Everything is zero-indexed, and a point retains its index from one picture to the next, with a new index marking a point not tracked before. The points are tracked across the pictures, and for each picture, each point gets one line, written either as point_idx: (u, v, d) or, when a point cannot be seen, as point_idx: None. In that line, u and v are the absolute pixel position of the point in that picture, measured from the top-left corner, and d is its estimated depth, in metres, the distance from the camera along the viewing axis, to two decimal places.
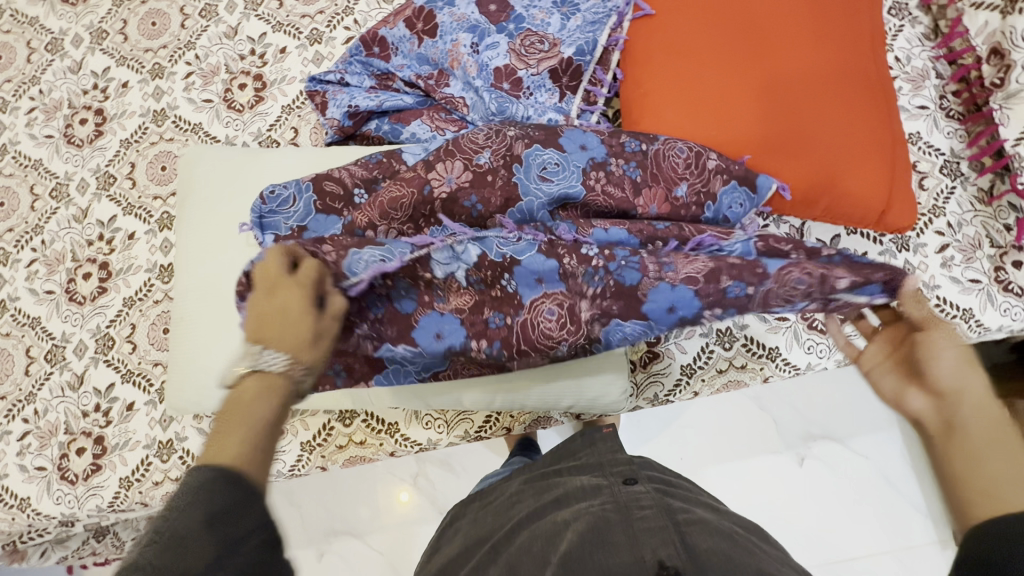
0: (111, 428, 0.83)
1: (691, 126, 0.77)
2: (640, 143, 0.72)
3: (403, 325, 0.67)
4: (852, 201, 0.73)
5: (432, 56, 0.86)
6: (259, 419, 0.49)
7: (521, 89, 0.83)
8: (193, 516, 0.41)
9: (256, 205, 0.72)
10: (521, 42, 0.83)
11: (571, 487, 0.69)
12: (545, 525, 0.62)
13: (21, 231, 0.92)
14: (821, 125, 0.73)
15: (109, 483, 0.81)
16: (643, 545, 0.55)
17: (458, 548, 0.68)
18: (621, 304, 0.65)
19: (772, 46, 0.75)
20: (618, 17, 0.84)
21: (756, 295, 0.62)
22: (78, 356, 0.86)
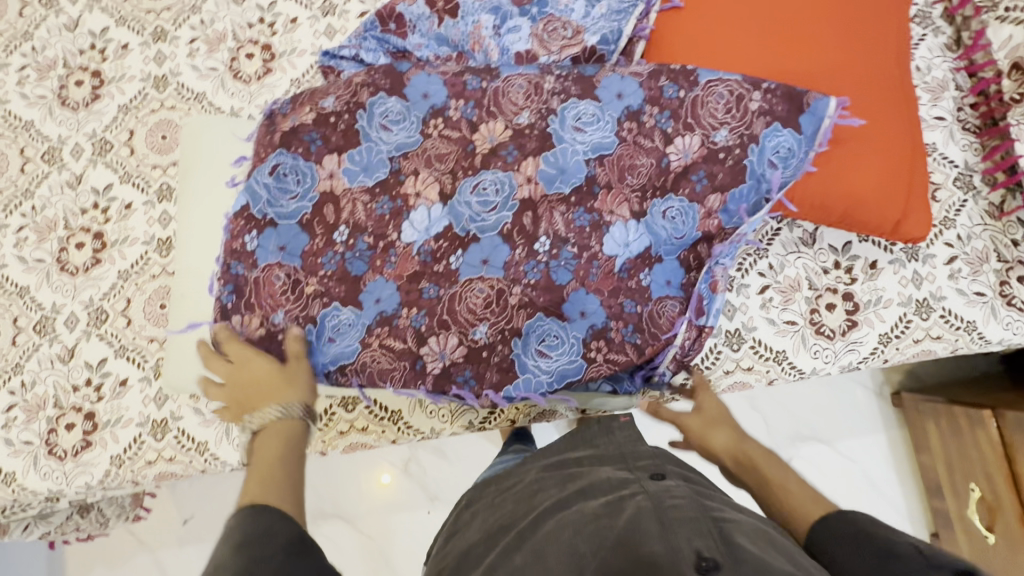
0: (103, 404, 0.81)
1: (728, 16, 0.76)
2: (679, 88, 0.73)
3: (396, 80, 0.76)
4: (844, 9, 0.75)
5: (452, 37, 0.82)
6: (270, 454, 0.62)
7: (476, 132, 0.75)
8: (222, 553, 0.49)
9: (267, 178, 0.74)
10: (544, 27, 0.81)
11: (598, 480, 0.69)
12: (571, 514, 0.62)
13: (10, 194, 0.88)
14: (831, 11, 0.75)
15: (100, 460, 0.80)
16: (676, 534, 0.55)
17: (481, 533, 0.69)
18: (580, 87, 0.75)
19: (811, 57, 0.74)
20: (645, 7, 0.80)
21: (685, 100, 0.73)
22: (70, 329, 0.84)
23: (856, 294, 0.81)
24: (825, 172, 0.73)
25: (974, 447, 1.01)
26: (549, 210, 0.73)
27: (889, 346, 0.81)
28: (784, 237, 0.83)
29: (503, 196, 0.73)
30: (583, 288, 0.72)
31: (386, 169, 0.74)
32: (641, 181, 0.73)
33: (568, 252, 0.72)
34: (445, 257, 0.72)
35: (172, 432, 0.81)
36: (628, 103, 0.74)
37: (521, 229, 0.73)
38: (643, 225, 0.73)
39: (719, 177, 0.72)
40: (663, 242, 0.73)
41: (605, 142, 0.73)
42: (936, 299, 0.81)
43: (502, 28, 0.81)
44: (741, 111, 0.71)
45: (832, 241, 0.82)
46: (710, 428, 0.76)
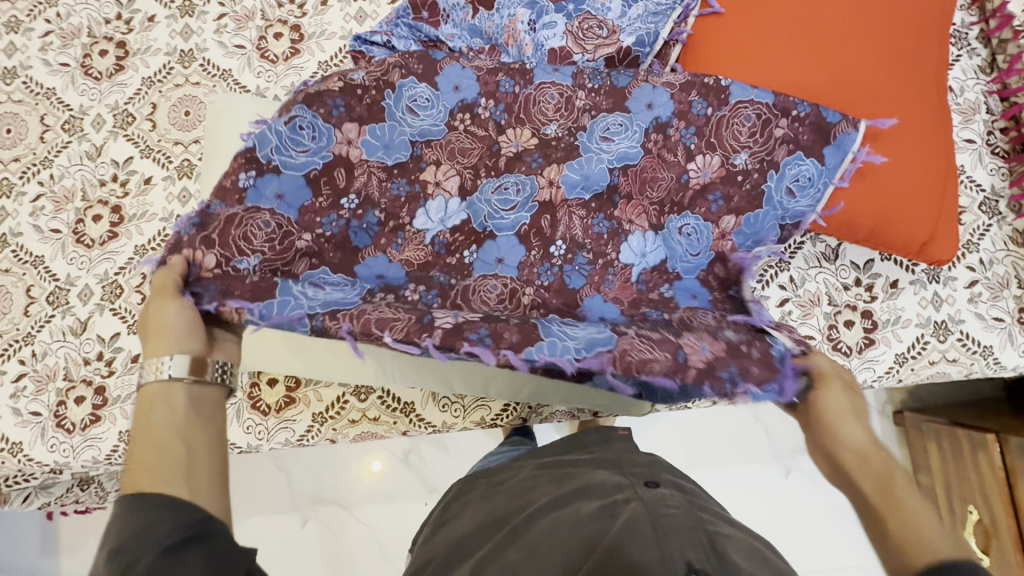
0: (114, 378, 0.81)
1: (767, 27, 0.76)
2: (708, 105, 0.72)
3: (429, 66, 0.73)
4: (884, 26, 0.75)
5: (486, 29, 0.81)
6: (157, 424, 0.54)
7: (503, 134, 0.74)
8: (104, 553, 0.45)
9: (281, 124, 0.66)
10: (579, 25, 0.80)
11: (594, 482, 0.68)
12: (567, 514, 0.62)
13: (28, 162, 0.87)
14: (872, 27, 0.74)
15: (108, 435, 0.80)
16: (670, 542, 0.54)
17: (473, 526, 0.69)
18: (611, 101, 0.74)
19: (849, 72, 0.73)
20: (683, 10, 0.79)
21: (712, 119, 0.72)
22: (83, 302, 0.83)
23: (874, 312, 0.81)
24: (858, 191, 0.73)
25: (974, 469, 1.02)
26: (569, 215, 0.73)
27: (904, 366, 0.81)
28: (807, 251, 0.82)
29: (523, 197, 0.73)
30: (598, 293, 0.71)
31: (407, 152, 0.71)
32: (660, 194, 0.72)
33: (583, 257, 0.72)
34: (460, 250, 0.72)
35: None
36: (656, 114, 0.73)
37: (540, 232, 0.72)
38: (659, 237, 0.73)
39: (736, 200, 0.71)
40: (678, 258, 0.72)
41: (631, 152, 0.72)
42: (954, 321, 0.81)
43: (537, 23, 0.80)
44: (765, 135, 0.70)
45: (854, 257, 0.82)
46: (856, 417, 0.58)
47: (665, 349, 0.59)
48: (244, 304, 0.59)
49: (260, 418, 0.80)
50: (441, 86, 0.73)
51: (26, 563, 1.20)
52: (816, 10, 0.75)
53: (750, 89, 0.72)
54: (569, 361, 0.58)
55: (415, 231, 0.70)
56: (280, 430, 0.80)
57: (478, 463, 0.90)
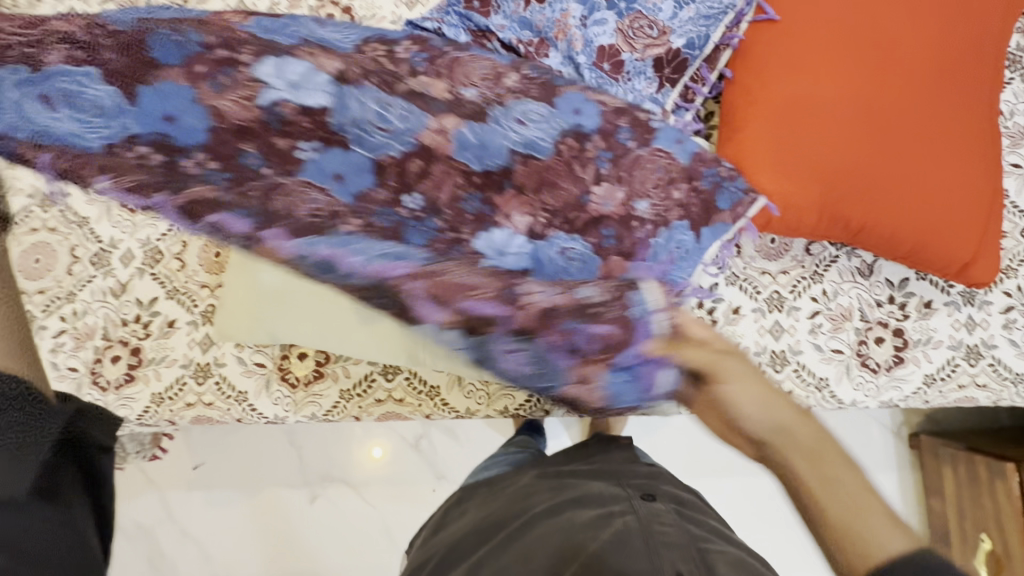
0: (150, 341, 0.83)
1: (822, 36, 0.75)
2: (632, 138, 0.75)
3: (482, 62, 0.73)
4: (941, 44, 0.74)
5: (536, 23, 0.81)
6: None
7: (414, 76, 0.68)
8: None
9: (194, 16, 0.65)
10: (630, 24, 0.80)
11: (591, 492, 0.69)
12: (563, 522, 0.63)
13: None
14: (928, 44, 0.74)
15: (141, 395, 0.82)
16: (661, 556, 0.56)
17: (470, 526, 0.70)
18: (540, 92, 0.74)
19: (902, 87, 0.73)
20: (736, 16, 0.79)
21: (631, 152, 0.75)
22: (124, 265, 0.85)
23: (906, 331, 0.81)
24: (906, 209, 0.72)
25: (989, 495, 1.01)
26: (446, 173, 0.64)
27: (932, 388, 0.81)
28: (841, 265, 0.82)
29: (404, 128, 0.63)
30: (428, 266, 0.54)
31: (500, 159, 0.68)
32: (555, 202, 0.70)
33: (433, 221, 0.58)
34: (296, 138, 0.57)
35: (213, 377, 0.82)
36: (580, 122, 0.74)
37: (403, 172, 0.61)
38: (532, 247, 0.62)
39: (626, 243, 0.71)
40: (549, 274, 0.61)
41: (540, 145, 0.71)
42: (986, 346, 0.80)
43: (589, 19, 0.80)
44: (665, 194, 0.75)
45: (889, 274, 0.82)
46: (769, 397, 0.51)
47: (499, 283, 0.50)
48: (42, 101, 0.54)
49: (288, 391, 0.82)
50: (562, 106, 0.74)
51: None
52: (874, 22, 0.74)
53: (674, 143, 0.76)
54: (358, 260, 0.51)
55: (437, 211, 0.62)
56: (307, 404, 0.82)
57: (490, 461, 0.90)
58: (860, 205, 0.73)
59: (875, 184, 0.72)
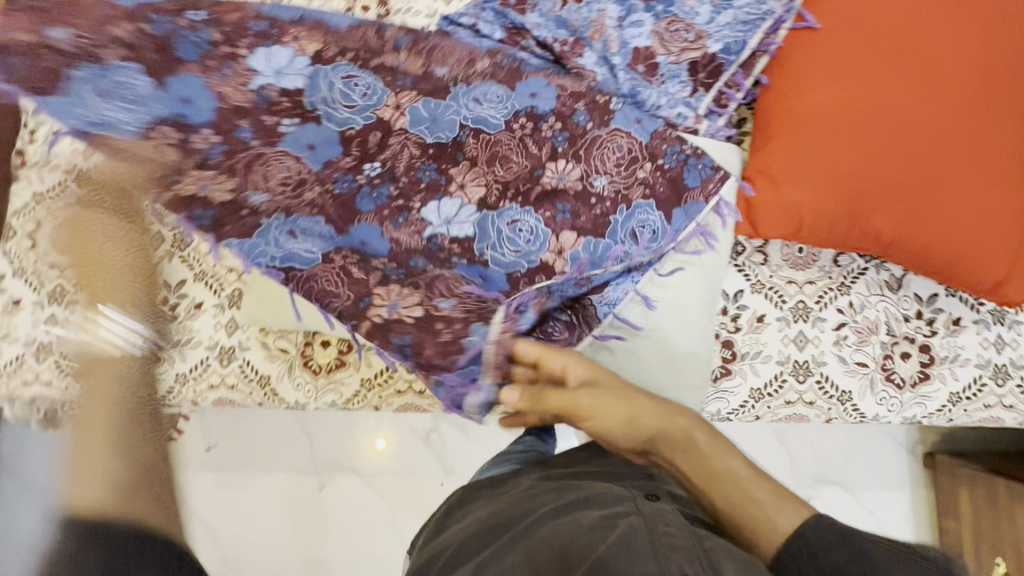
0: (176, 322, 0.84)
1: (862, 47, 0.74)
2: (590, 119, 0.76)
3: (514, 74, 0.78)
4: (986, 58, 0.73)
5: (572, 22, 0.81)
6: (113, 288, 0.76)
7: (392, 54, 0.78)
8: None
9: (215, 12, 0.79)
10: (666, 26, 0.80)
11: (594, 492, 0.64)
12: (567, 523, 0.58)
13: None
14: (971, 58, 0.73)
15: (166, 374, 0.84)
16: (666, 556, 0.49)
17: (470, 529, 0.65)
18: (506, 75, 0.78)
19: (944, 100, 0.72)
20: (775, 23, 0.78)
21: (589, 131, 0.76)
22: (154, 246, 0.85)
23: (933, 347, 0.80)
24: (940, 224, 0.71)
25: (1007, 519, 1.00)
26: (402, 145, 0.76)
27: (956, 406, 0.81)
28: (869, 278, 0.81)
29: (367, 102, 0.76)
30: (379, 226, 0.74)
31: (452, 131, 0.76)
32: (507, 175, 0.75)
33: (386, 188, 0.75)
34: (285, 120, 0.75)
35: (237, 360, 0.83)
36: (535, 104, 0.77)
37: (366, 147, 0.75)
38: (479, 216, 0.74)
39: (583, 219, 0.74)
40: (489, 243, 0.74)
41: (491, 121, 0.76)
42: (1015, 366, 0.79)
43: (624, 20, 0.80)
44: (628, 171, 0.75)
45: (918, 290, 0.81)
46: (628, 402, 0.65)
47: (353, 290, 0.71)
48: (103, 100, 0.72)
49: (309, 377, 0.83)
50: (519, 89, 0.78)
51: None
52: (915, 34, 0.73)
53: (634, 122, 0.77)
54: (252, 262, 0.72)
55: (418, 216, 0.74)
56: (327, 391, 0.83)
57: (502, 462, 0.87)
58: (893, 220, 0.72)
59: (909, 201, 0.71)
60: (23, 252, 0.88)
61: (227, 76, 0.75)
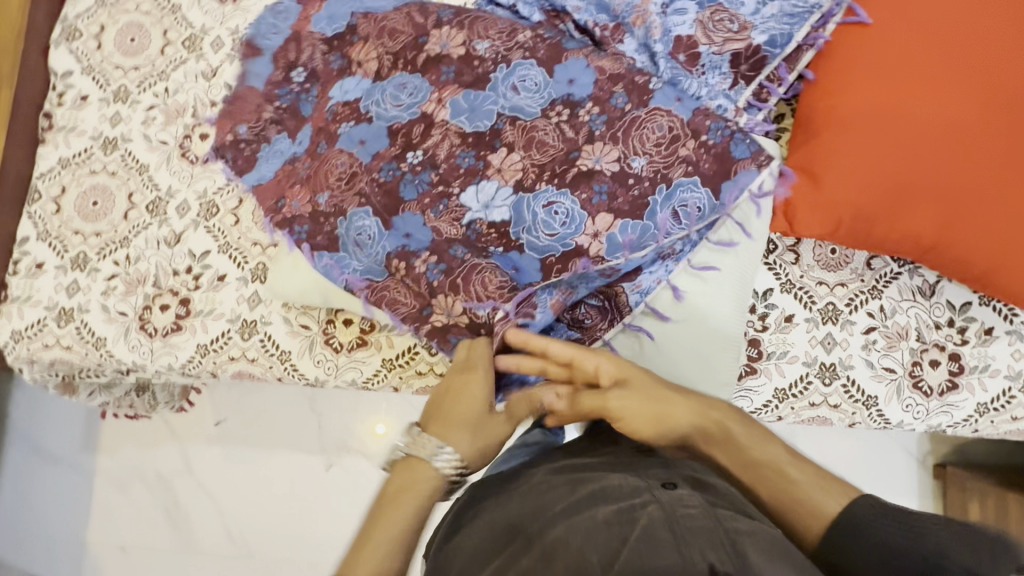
0: (199, 293, 0.83)
1: (915, 44, 0.71)
2: (628, 101, 0.73)
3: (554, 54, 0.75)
4: None
5: (614, 7, 0.79)
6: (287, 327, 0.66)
7: (435, 30, 0.77)
8: None
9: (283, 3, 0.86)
10: (710, 16, 0.78)
11: (608, 486, 0.60)
12: (583, 521, 0.54)
13: (146, 72, 0.89)
14: None
15: (186, 345, 0.83)
16: (688, 544, 0.48)
17: (483, 533, 0.60)
18: (547, 53, 0.75)
19: (1002, 101, 0.69)
20: (822, 17, 0.76)
21: (627, 115, 0.72)
22: (180, 216, 0.85)
23: (963, 356, 0.79)
24: (986, 230, 0.69)
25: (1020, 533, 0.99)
26: (443, 135, 0.74)
27: (983, 417, 0.80)
28: (902, 282, 0.80)
29: (412, 100, 0.75)
30: (421, 215, 0.73)
31: (489, 120, 0.73)
32: (543, 158, 0.72)
33: (427, 175, 0.73)
34: (342, 121, 0.77)
35: (258, 334, 0.82)
36: (572, 91, 0.73)
37: (409, 137, 0.75)
38: (514, 199, 0.71)
39: (620, 201, 0.70)
40: (525, 227, 0.70)
41: (528, 110, 0.73)
42: None
43: (667, 7, 0.79)
44: (669, 150, 0.71)
45: (952, 297, 0.79)
46: (658, 402, 0.64)
47: (416, 300, 0.73)
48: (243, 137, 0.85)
49: (330, 354, 0.82)
50: (557, 74, 0.74)
51: (67, 455, 1.31)
52: (974, 31, 0.70)
53: (674, 101, 0.73)
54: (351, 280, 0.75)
55: (458, 203, 0.72)
56: (347, 369, 0.82)
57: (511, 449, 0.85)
58: (934, 222, 0.70)
59: (955, 202, 0.69)
60: (48, 216, 0.87)
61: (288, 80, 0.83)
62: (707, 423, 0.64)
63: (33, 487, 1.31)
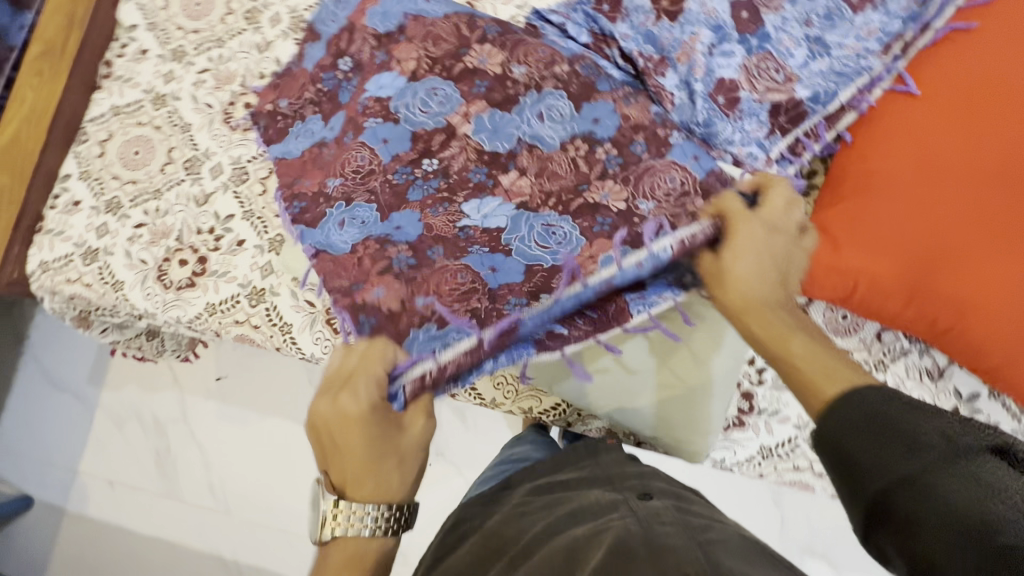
0: (217, 254, 0.86)
1: (966, 121, 0.69)
2: (646, 150, 0.71)
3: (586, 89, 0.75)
4: None
5: (662, 40, 0.80)
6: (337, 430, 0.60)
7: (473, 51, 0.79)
8: None
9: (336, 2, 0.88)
10: (757, 63, 0.78)
11: (586, 503, 0.61)
12: (562, 540, 0.54)
13: (205, 37, 0.93)
14: None
15: (196, 302, 0.86)
16: (664, 556, 0.47)
17: (468, 558, 0.59)
18: (579, 88, 0.75)
19: None
20: (871, 80, 0.76)
21: (641, 161, 0.71)
22: (212, 176, 0.89)
23: None
24: (1006, 323, 0.66)
25: None
26: (461, 148, 0.76)
27: None
28: (910, 360, 0.78)
29: (441, 109, 0.77)
30: (420, 213, 0.73)
31: (508, 144, 0.75)
32: (552, 187, 0.72)
33: (436, 182, 0.75)
34: (370, 116, 0.78)
35: (265, 303, 0.85)
36: (594, 129, 0.73)
37: (428, 144, 0.77)
38: (515, 213, 0.71)
39: (622, 232, 0.67)
40: (519, 237, 0.70)
41: (547, 141, 0.74)
42: None
43: (714, 48, 0.78)
44: (677, 203, 0.67)
45: (960, 385, 0.77)
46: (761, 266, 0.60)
47: (356, 275, 0.72)
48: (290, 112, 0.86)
49: (329, 334, 0.84)
50: (584, 111, 0.74)
51: (74, 384, 1.37)
52: None
53: (690, 158, 0.70)
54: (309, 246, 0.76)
55: (459, 209, 0.73)
56: None
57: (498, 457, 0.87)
58: (953, 304, 0.68)
59: (978, 283, 0.66)
60: (92, 158, 0.92)
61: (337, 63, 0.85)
62: (771, 282, 0.60)
63: (38, 409, 1.37)
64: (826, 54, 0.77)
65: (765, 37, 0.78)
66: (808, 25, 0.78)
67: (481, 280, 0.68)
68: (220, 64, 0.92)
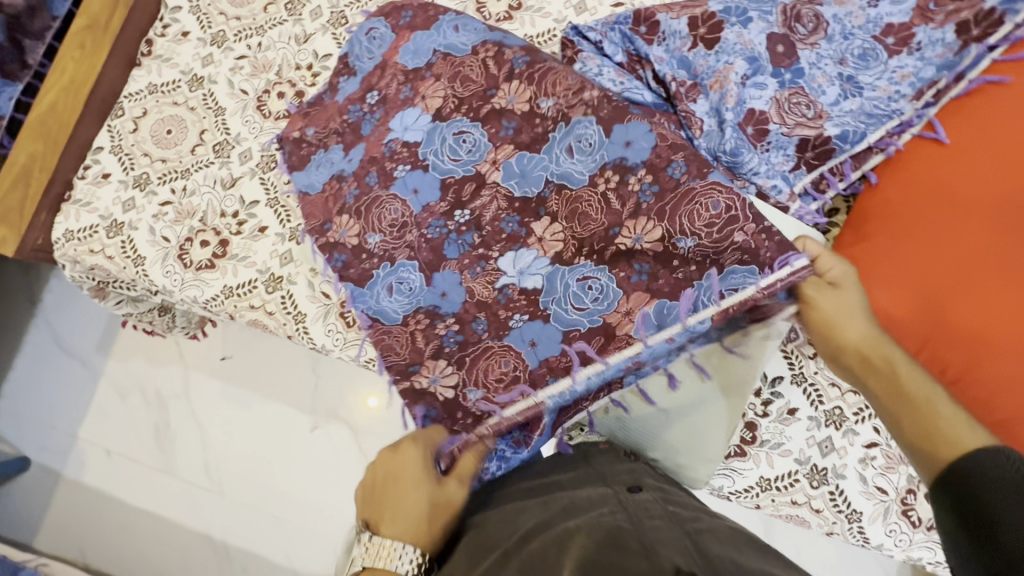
0: (238, 238, 0.88)
1: (996, 170, 0.69)
2: (686, 172, 0.67)
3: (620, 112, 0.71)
4: None
5: (696, 66, 0.81)
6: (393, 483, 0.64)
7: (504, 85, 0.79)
8: None
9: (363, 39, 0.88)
10: (788, 96, 0.78)
11: (578, 499, 0.60)
12: (555, 532, 0.53)
13: (246, 24, 0.95)
14: None
15: (214, 283, 0.87)
16: (657, 551, 0.46)
17: (460, 555, 0.58)
18: (610, 111, 0.72)
19: None
20: (901, 124, 0.76)
21: (682, 185, 0.66)
22: (241, 161, 0.90)
23: None
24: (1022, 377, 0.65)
25: None
26: (492, 196, 0.77)
27: None
28: None
29: (470, 157, 0.79)
30: (459, 274, 0.77)
31: (538, 188, 0.75)
32: (585, 233, 0.72)
33: (471, 236, 0.77)
34: (398, 161, 0.81)
35: (281, 291, 0.86)
36: (626, 155, 0.70)
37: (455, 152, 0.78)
38: (551, 270, 0.73)
39: (660, 282, 0.67)
40: (555, 299, 0.71)
41: (575, 178, 0.73)
42: None
43: (748, 78, 0.79)
44: (722, 233, 0.63)
45: None
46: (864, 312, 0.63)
47: (409, 356, 0.76)
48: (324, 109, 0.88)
49: (342, 327, 0.85)
50: (614, 135, 0.71)
51: (83, 351, 1.39)
52: None
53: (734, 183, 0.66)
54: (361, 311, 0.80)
55: (496, 267, 0.75)
56: (353, 345, 0.84)
57: None
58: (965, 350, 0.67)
59: (984, 336, 0.66)
60: (125, 133, 0.94)
61: (374, 62, 0.87)
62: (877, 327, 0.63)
63: (45, 372, 1.39)
64: (858, 94, 0.77)
65: (799, 72, 0.79)
66: (842, 64, 0.79)
67: (523, 365, 0.70)
68: (258, 53, 0.94)
